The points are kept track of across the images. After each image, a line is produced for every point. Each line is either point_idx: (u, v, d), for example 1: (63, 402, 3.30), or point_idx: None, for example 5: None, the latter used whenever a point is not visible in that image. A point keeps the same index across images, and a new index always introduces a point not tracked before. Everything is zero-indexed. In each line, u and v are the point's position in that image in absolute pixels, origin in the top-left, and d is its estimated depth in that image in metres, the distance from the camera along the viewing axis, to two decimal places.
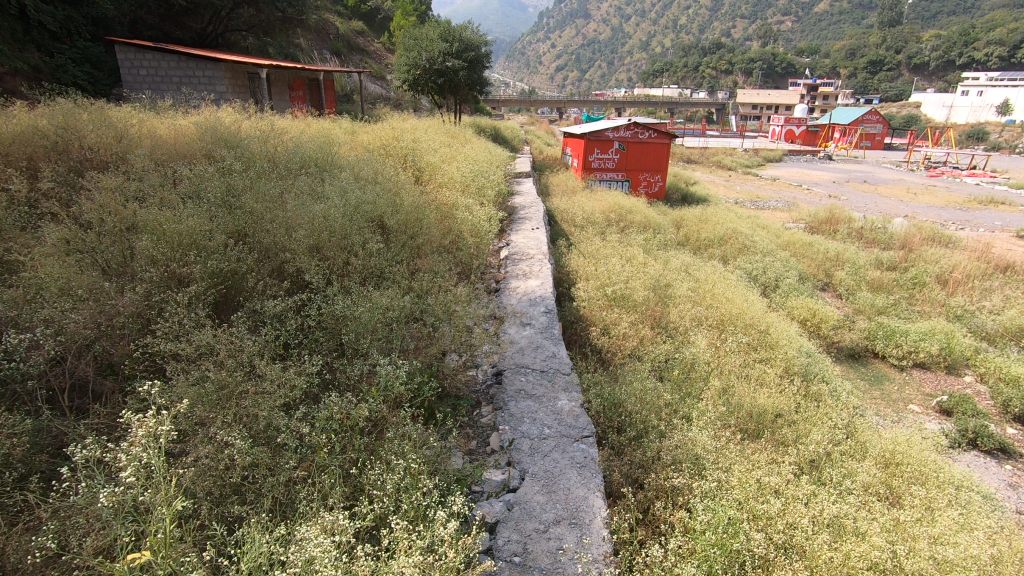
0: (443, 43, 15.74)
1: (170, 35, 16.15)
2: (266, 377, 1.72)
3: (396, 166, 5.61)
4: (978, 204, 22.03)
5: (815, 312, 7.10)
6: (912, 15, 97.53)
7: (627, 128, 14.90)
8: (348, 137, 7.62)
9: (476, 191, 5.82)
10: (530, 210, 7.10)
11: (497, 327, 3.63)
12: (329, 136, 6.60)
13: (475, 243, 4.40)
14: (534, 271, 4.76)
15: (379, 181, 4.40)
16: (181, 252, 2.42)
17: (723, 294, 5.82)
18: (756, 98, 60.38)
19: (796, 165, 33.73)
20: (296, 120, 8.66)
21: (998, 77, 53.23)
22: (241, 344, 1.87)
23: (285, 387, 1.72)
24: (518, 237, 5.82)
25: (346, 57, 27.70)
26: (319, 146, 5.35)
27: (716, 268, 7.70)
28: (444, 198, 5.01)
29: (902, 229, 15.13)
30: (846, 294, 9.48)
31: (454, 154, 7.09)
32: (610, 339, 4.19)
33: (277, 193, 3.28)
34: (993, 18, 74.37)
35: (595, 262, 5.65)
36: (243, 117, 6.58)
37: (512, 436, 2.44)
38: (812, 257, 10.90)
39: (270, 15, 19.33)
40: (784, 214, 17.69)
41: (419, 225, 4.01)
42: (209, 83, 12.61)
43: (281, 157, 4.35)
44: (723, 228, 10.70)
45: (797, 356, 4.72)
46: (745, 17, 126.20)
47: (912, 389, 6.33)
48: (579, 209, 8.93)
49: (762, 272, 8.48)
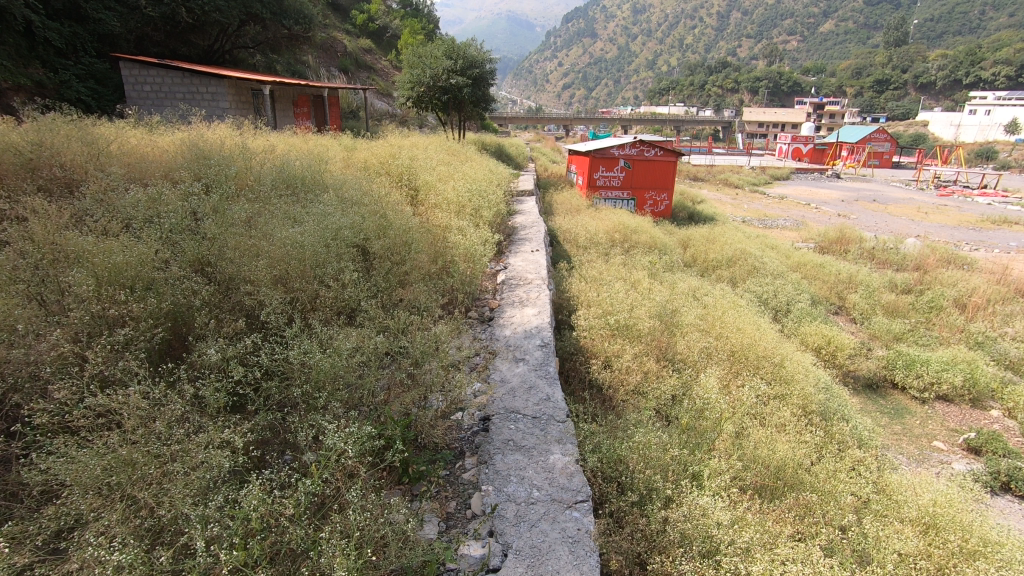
0: (447, 60, 15.67)
1: (176, 52, 16.19)
2: (181, 460, 1.48)
3: (389, 185, 5.37)
4: (991, 224, 21.63)
5: (831, 339, 6.75)
6: (917, 35, 97.87)
7: (632, 145, 14.70)
8: (346, 154, 7.44)
9: (473, 211, 5.58)
10: (530, 231, 6.86)
11: (488, 363, 3.34)
12: (323, 154, 6.39)
13: (468, 268, 4.15)
14: (531, 298, 4.47)
15: (366, 202, 4.15)
16: (121, 289, 2.14)
17: (734, 321, 5.51)
18: (762, 116, 60.34)
19: (804, 183, 33.46)
20: (294, 137, 8.49)
21: (1006, 97, 52.99)
22: (166, 412, 1.63)
23: (202, 469, 1.47)
24: (517, 260, 5.56)
25: (354, 73, 27.87)
26: (308, 164, 5.13)
27: (725, 292, 7.39)
28: (437, 219, 4.75)
29: (916, 250, 14.74)
30: (861, 319, 9.12)
31: (451, 173, 6.86)
32: (611, 374, 3.90)
33: (246, 219, 3.02)
34: (999, 39, 74.55)
35: (597, 287, 5.37)
36: (235, 133, 6.39)
37: (495, 501, 2.12)
38: (823, 279, 10.56)
39: (276, 32, 19.43)
40: (793, 234, 17.39)
41: (406, 250, 3.74)
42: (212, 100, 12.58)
43: (263, 177, 4.11)
44: (731, 248, 10.42)
45: (814, 392, 4.39)
46: (750, 36, 127.04)
47: (935, 423, 5.96)
48: (582, 228, 8.69)
49: (773, 296, 8.17)
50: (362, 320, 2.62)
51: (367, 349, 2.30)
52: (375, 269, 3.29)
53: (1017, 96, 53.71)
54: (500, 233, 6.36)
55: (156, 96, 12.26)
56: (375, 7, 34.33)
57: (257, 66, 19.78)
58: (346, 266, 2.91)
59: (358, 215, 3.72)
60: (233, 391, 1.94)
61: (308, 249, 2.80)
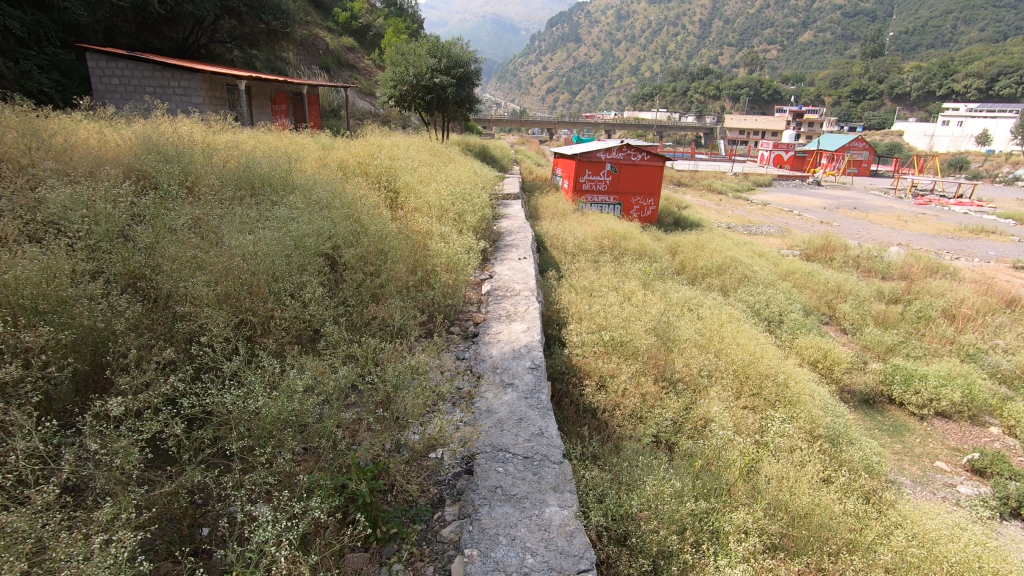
0: (431, 59, 15.29)
1: (148, 44, 15.54)
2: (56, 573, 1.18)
3: (365, 187, 4.99)
4: (969, 233, 21.91)
5: (827, 352, 6.52)
6: (893, 47, 100.06)
7: (619, 149, 14.47)
8: (321, 153, 7.02)
9: (456, 216, 5.21)
10: (517, 237, 6.52)
11: (473, 389, 2.97)
12: (295, 153, 5.98)
13: (451, 279, 3.79)
14: (519, 311, 4.12)
15: (339, 204, 3.77)
16: (18, 313, 1.75)
17: (732, 335, 5.23)
18: (744, 123, 60.97)
19: (786, 190, 33.69)
20: (269, 135, 8.04)
21: (978, 109, 54.33)
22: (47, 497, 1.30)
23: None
24: (504, 268, 5.20)
25: (335, 72, 27.29)
26: (277, 163, 4.72)
27: (718, 303, 7.13)
28: (416, 224, 4.38)
29: (900, 259, 14.74)
30: (852, 330, 8.95)
31: (433, 174, 6.49)
32: (607, 398, 3.60)
33: (193, 227, 2.64)
34: (971, 52, 76.57)
35: (590, 298, 5.05)
36: (200, 129, 5.93)
37: (481, 570, 1.74)
38: (813, 288, 10.39)
39: (255, 27, 18.84)
40: (778, 240, 17.33)
41: (381, 259, 3.37)
42: (184, 95, 12.04)
43: (222, 178, 3.72)
44: (721, 256, 10.20)
45: (823, 414, 4.12)
46: (732, 45, 128.78)
47: (936, 442, 5.75)
48: (569, 234, 8.38)
49: (765, 306, 7.95)
50: (324, 345, 2.26)
51: (327, 383, 1.94)
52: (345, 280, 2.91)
53: (988, 108, 55.11)
54: (485, 238, 5.99)
55: (124, 89, 11.65)
56: (359, 5, 33.70)
57: (235, 61, 19.15)
58: (310, 281, 2.54)
59: (328, 218, 3.34)
60: (152, 448, 1.58)
61: (262, 260, 2.42)
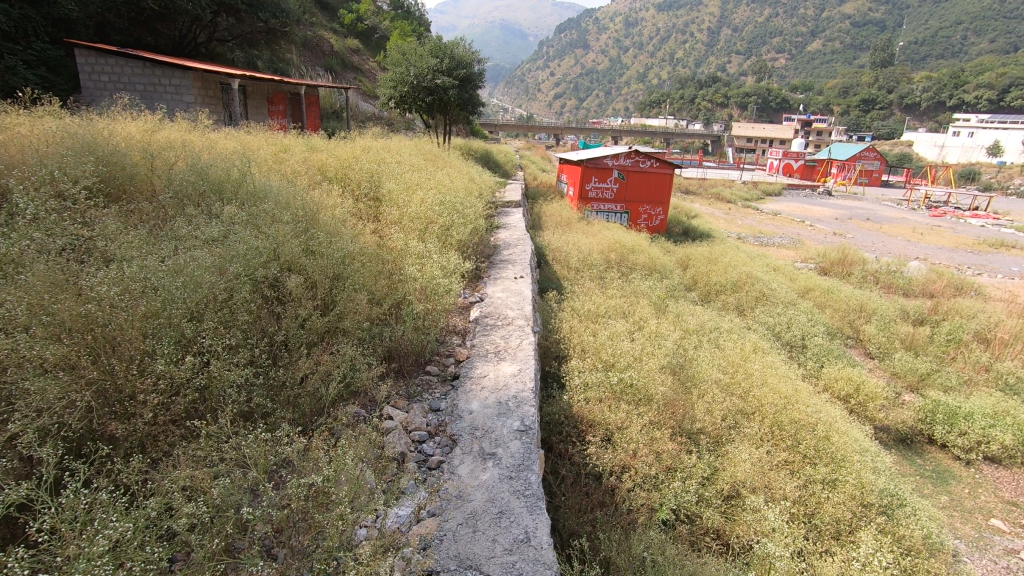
0: (433, 59, 14.70)
1: (142, 41, 15.00)
2: None
3: (338, 198, 4.37)
4: (988, 247, 21.20)
5: (860, 385, 5.83)
6: (903, 56, 99.18)
7: (627, 156, 13.85)
8: (303, 156, 6.43)
9: (443, 231, 4.56)
10: (514, 251, 5.89)
11: (442, 462, 2.32)
12: (270, 161, 5.40)
13: (427, 310, 3.17)
14: (510, 344, 3.46)
15: (296, 216, 3.15)
16: None
17: (759, 369, 4.57)
18: (752, 131, 60.32)
19: (797, 200, 32.85)
20: (251, 138, 7.41)
21: (990, 120, 53.50)
22: None
23: None
24: (496, 289, 4.56)
25: (340, 73, 26.80)
26: (239, 169, 4.12)
27: (737, 326, 6.46)
28: (393, 239, 3.76)
29: (922, 275, 14.05)
30: (879, 356, 8.24)
31: (422, 180, 5.87)
32: (614, 457, 2.99)
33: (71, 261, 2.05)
34: (982, 64, 75.96)
35: (595, 326, 4.40)
36: (166, 129, 5.34)
37: None
38: (834, 307, 9.70)
39: (255, 26, 18.32)
40: (791, 253, 16.65)
41: (338, 288, 2.73)
42: (176, 93, 11.45)
43: (158, 194, 3.21)
44: (736, 271, 9.52)
45: (872, 476, 3.46)
46: (740, 54, 128.27)
47: (987, 493, 5.04)
48: (573, 246, 7.75)
49: (786, 328, 7.29)
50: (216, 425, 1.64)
51: (184, 509, 1.33)
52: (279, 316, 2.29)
53: (999, 119, 54.35)
54: (478, 254, 5.36)
55: (114, 86, 10.96)
56: (365, 6, 33.16)
57: (235, 61, 18.63)
58: (217, 329, 1.93)
59: (272, 234, 2.72)
60: None
61: (145, 303, 1.83)
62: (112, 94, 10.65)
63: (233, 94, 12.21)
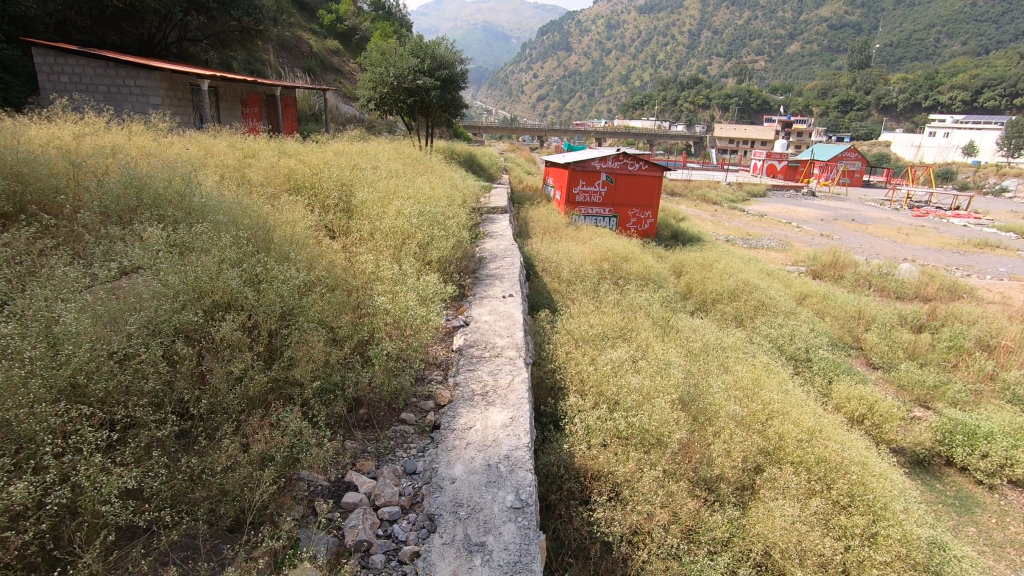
0: (414, 59, 14.16)
1: (107, 40, 14.22)
2: None
3: (301, 214, 3.86)
4: (973, 246, 21.25)
5: (875, 404, 5.43)
6: (879, 58, 100.82)
7: (615, 158, 13.46)
8: (270, 162, 5.90)
9: (421, 248, 4.06)
10: (501, 265, 5.39)
11: (417, 555, 1.83)
12: (231, 170, 4.90)
13: (401, 345, 2.66)
14: (501, 382, 2.97)
15: (244, 233, 2.66)
16: None
17: (774, 394, 4.15)
18: (734, 132, 60.59)
19: (782, 201, 32.88)
20: (215, 143, 6.81)
21: (965, 120, 54.31)
22: None
23: None
24: (483, 311, 4.05)
25: (319, 75, 26.10)
26: (188, 178, 3.62)
27: (741, 341, 6.05)
28: (362, 258, 3.26)
29: (913, 277, 13.87)
30: (883, 367, 7.90)
31: (399, 188, 5.34)
32: (624, 519, 2.51)
33: None
34: (956, 65, 77.44)
35: (595, 353, 3.92)
36: (111, 135, 4.76)
37: None
38: (833, 314, 9.34)
39: (229, 24, 17.58)
40: (781, 256, 16.40)
41: (289, 329, 2.24)
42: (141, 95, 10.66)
43: (79, 214, 2.73)
44: (732, 278, 9.14)
45: (914, 524, 3.05)
46: (721, 55, 129.37)
47: (1017, 521, 4.66)
48: (564, 256, 7.30)
49: (789, 340, 6.91)
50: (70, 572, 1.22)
51: None
52: (205, 371, 1.82)
53: (974, 120, 55.22)
54: (461, 269, 4.86)
55: (75, 87, 10.10)
56: (345, 7, 32.43)
57: (209, 62, 17.87)
58: (98, 413, 1.49)
59: (207, 259, 2.23)
60: None
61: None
62: (71, 96, 9.86)
63: (203, 96, 11.50)
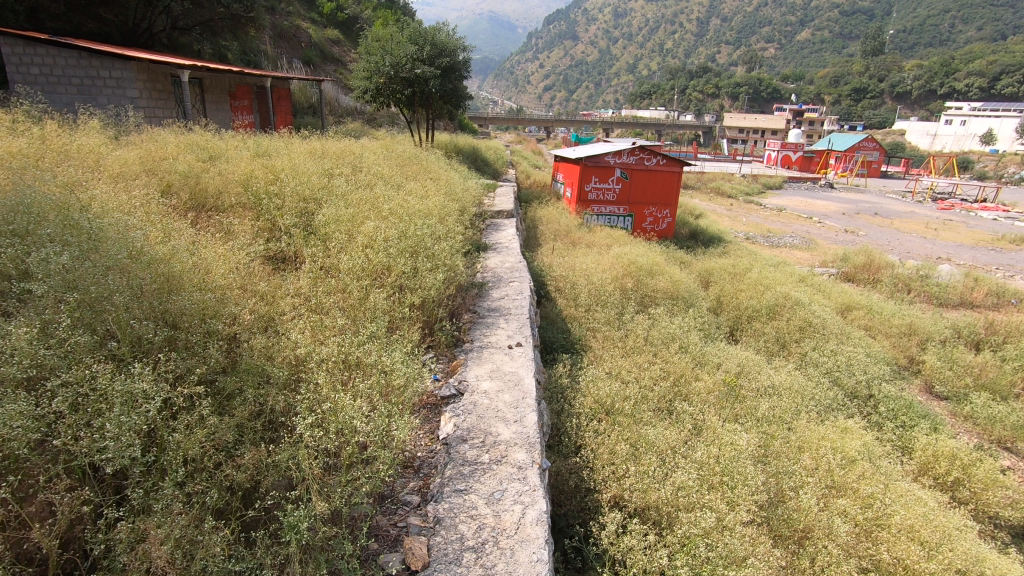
0: (412, 46, 13.04)
1: (84, 29, 13.06)
2: None
3: (235, 249, 2.88)
4: (1007, 242, 20.00)
5: (970, 464, 4.37)
6: (892, 44, 98.21)
7: (630, 152, 12.35)
8: (230, 166, 4.87)
9: (397, 290, 3.05)
10: (507, 294, 4.34)
11: None
12: (174, 180, 3.91)
13: (342, 487, 1.61)
14: (502, 522, 1.95)
15: (101, 300, 1.71)
16: None
17: (869, 480, 3.14)
18: (744, 121, 58.90)
19: (799, 193, 31.54)
20: (173, 143, 5.77)
21: (984, 106, 52.44)
22: None
23: None
24: (481, 374, 3.01)
25: (319, 66, 24.98)
26: (75, 201, 2.63)
27: (796, 380, 5.01)
28: (296, 326, 2.22)
29: (954, 279, 12.73)
30: (951, 398, 6.80)
31: (380, 201, 4.33)
32: None
33: None
34: (972, 51, 75.16)
35: (636, 433, 2.93)
36: (16, 143, 3.78)
37: None
38: (882, 332, 8.21)
39: (219, 11, 16.41)
40: (807, 256, 15.25)
41: (113, 507, 1.27)
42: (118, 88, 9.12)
43: None
44: (769, 290, 8.06)
45: None
46: (730, 43, 126.73)
47: None
48: (581, 272, 6.26)
49: (846, 371, 5.86)
50: None
51: None
52: None
53: (993, 107, 53.39)
54: (457, 304, 3.83)
55: (46, 80, 8.49)
56: None
57: (201, 53, 16.73)
58: None
59: None
60: None
61: None
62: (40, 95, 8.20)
63: (187, 89, 9.88)
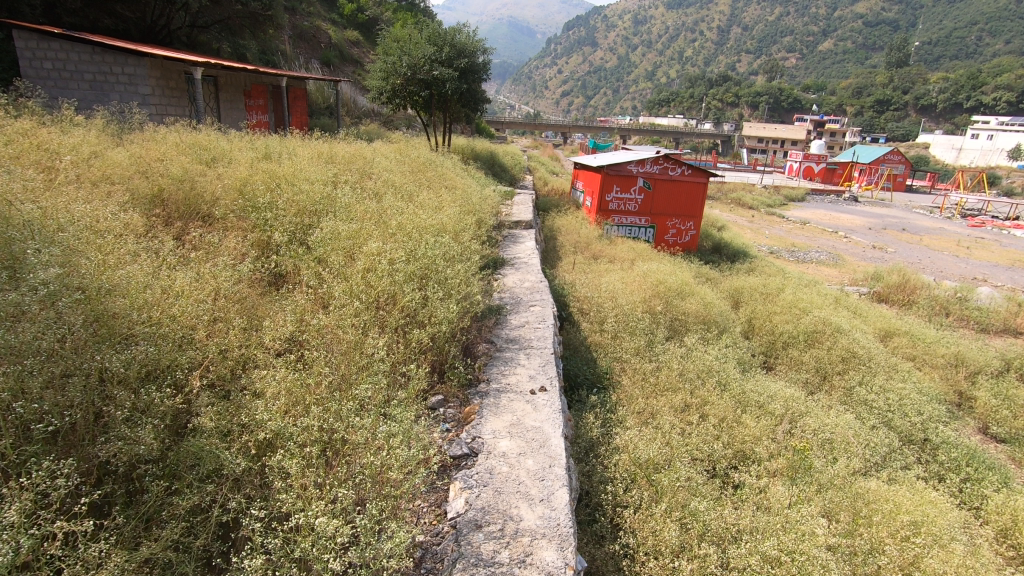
0: (430, 47, 12.63)
1: (101, 25, 12.82)
2: None
3: (215, 268, 2.46)
4: None
5: None
6: (918, 56, 96.26)
7: (654, 161, 11.81)
8: (228, 170, 4.45)
9: (398, 326, 2.59)
10: (527, 321, 3.85)
11: None
12: (166, 183, 3.48)
13: None
14: None
15: None
16: None
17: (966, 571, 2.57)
18: (765, 131, 57.89)
19: (823, 206, 30.63)
20: (173, 143, 5.35)
21: (1013, 121, 51.01)
22: None
23: None
24: (497, 427, 2.53)
25: (338, 66, 24.72)
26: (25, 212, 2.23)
27: (849, 424, 4.44)
28: (268, 383, 1.77)
29: (996, 303, 11.99)
30: (1010, 440, 6.15)
31: (387, 215, 3.89)
32: None
33: None
34: (1001, 64, 73.32)
35: (684, 511, 2.42)
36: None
37: None
38: (926, 363, 7.57)
39: (237, 9, 16.14)
40: (835, 273, 14.54)
41: None
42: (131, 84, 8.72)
43: None
44: (804, 313, 7.47)
45: None
46: (751, 52, 125.37)
47: None
48: (606, 293, 5.74)
49: (898, 411, 5.27)
50: None
51: None
52: None
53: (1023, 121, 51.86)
54: (473, 335, 3.35)
55: (59, 76, 8.15)
56: None
57: (220, 51, 16.47)
58: None
59: None
60: None
61: None
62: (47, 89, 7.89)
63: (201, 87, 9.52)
